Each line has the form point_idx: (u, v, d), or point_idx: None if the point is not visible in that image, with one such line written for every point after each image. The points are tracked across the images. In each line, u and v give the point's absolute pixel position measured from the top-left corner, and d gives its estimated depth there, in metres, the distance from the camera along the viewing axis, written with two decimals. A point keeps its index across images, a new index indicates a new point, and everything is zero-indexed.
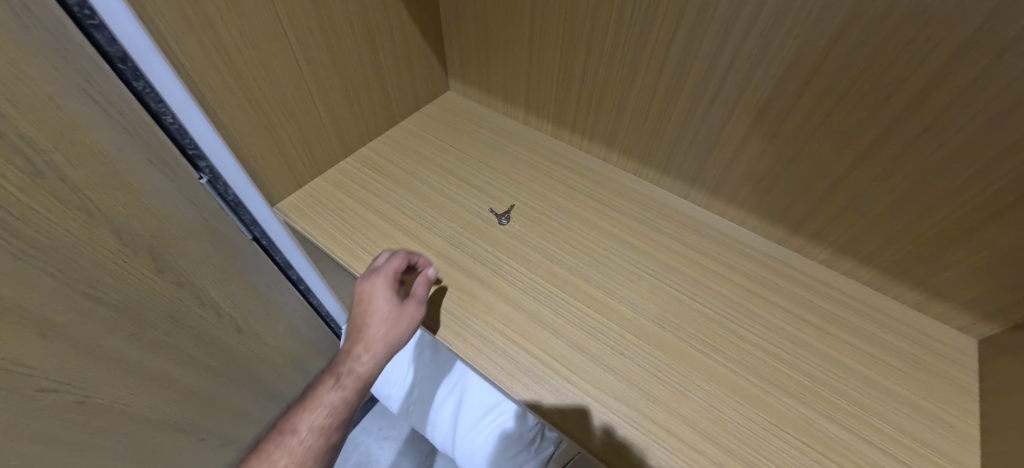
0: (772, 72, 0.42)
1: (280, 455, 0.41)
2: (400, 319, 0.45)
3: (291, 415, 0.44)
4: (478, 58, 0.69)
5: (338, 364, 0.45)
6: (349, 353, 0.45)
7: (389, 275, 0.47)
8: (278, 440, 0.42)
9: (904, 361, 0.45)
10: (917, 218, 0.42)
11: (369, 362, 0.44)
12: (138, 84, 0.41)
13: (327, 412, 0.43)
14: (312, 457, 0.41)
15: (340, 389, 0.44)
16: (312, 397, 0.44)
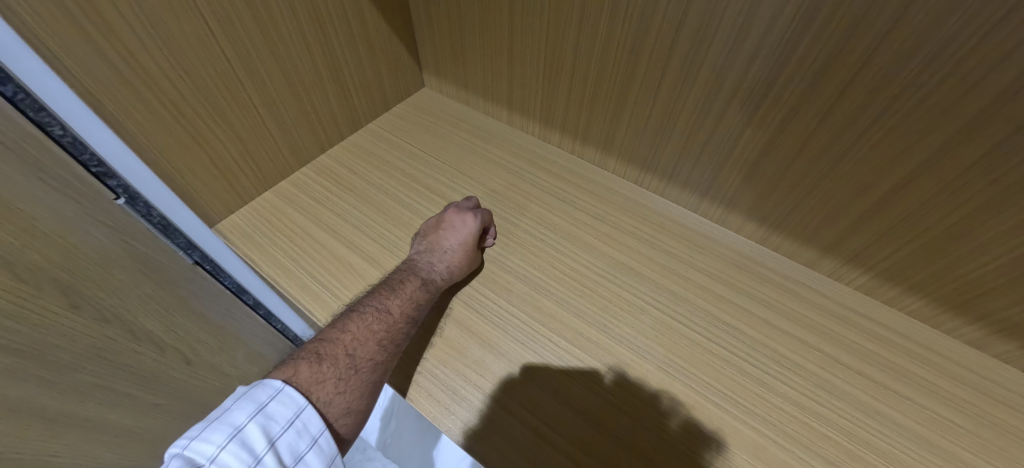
0: (807, 64, 0.33)
1: (329, 367, 0.34)
2: (465, 267, 0.45)
3: (337, 331, 0.36)
4: (453, 50, 0.60)
5: (394, 293, 0.40)
6: (409, 283, 0.41)
7: (463, 223, 0.46)
8: (325, 353, 0.34)
9: (963, 415, 0.37)
10: (982, 245, 0.33)
11: (429, 303, 0.41)
12: (8, 88, 0.31)
13: (385, 343, 0.36)
14: (363, 393, 0.34)
15: (403, 320, 0.38)
16: (361, 316, 0.37)
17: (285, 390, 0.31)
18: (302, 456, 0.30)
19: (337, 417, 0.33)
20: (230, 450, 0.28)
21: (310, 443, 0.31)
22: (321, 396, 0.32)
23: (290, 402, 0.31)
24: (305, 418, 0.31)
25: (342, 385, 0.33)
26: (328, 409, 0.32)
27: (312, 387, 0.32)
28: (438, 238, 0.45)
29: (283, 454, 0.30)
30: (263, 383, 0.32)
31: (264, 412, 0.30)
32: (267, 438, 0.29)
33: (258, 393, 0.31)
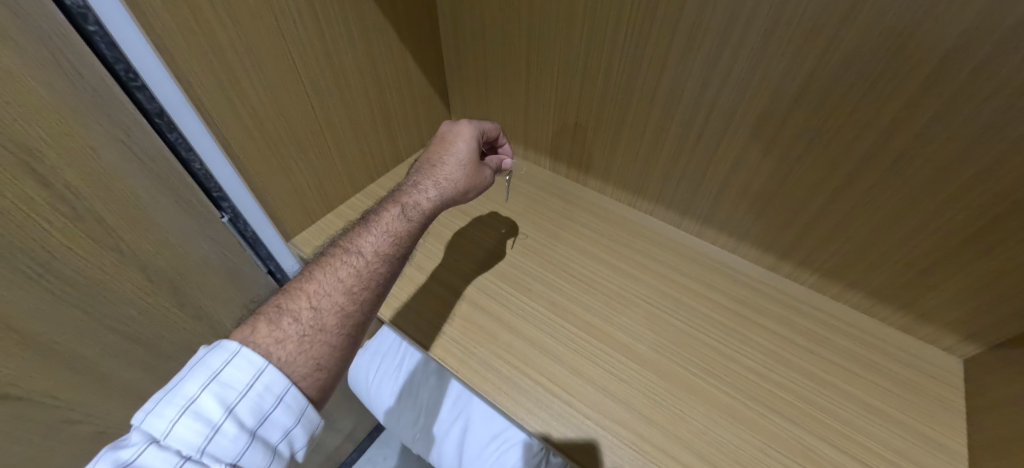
0: (751, 114, 0.45)
1: (290, 325, 0.36)
2: (451, 194, 0.49)
3: (301, 285, 0.38)
4: (479, 98, 0.73)
5: (364, 237, 0.42)
6: (381, 219, 0.44)
7: (447, 158, 0.51)
8: (286, 309, 0.36)
9: (896, 383, 0.46)
10: (896, 245, 0.44)
11: (410, 235, 0.44)
12: (172, 135, 0.45)
13: (353, 289, 0.39)
14: (331, 342, 0.36)
15: (375, 260, 0.41)
16: (328, 265, 0.39)
17: (240, 354, 0.34)
18: (266, 412, 0.34)
19: (306, 371, 0.35)
20: (188, 417, 0.32)
21: (276, 401, 0.35)
22: (282, 356, 0.35)
23: (243, 370, 0.34)
24: (265, 380, 0.34)
25: (304, 341, 0.35)
26: (291, 367, 0.35)
27: (271, 349, 0.35)
28: (416, 179, 0.49)
29: (241, 415, 0.34)
30: (215, 353, 0.34)
31: (219, 381, 0.33)
32: (223, 406, 0.33)
33: (210, 362, 0.34)
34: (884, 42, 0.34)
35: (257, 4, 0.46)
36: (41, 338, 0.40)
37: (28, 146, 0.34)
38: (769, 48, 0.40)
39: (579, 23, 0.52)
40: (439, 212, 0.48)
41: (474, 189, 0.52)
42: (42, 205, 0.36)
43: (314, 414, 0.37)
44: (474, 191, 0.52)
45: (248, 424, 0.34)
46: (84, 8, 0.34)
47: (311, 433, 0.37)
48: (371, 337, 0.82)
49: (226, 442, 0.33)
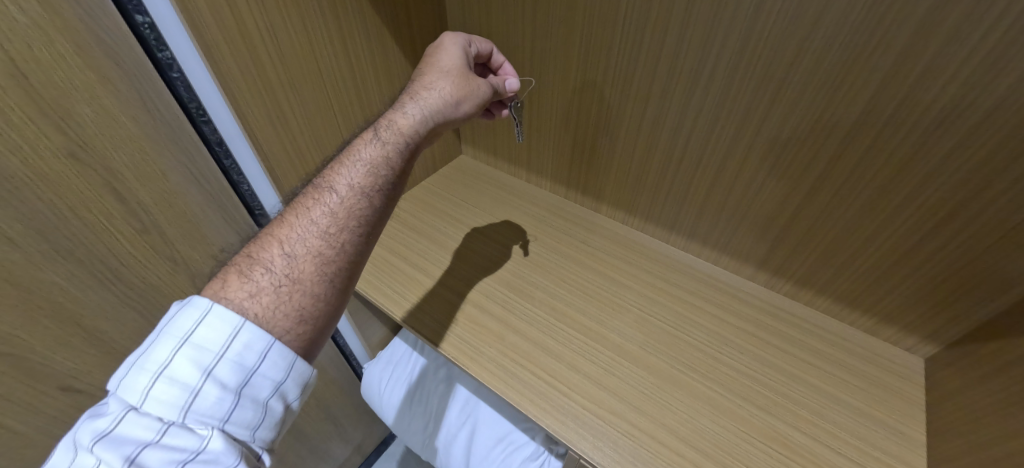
0: (722, 141, 0.53)
1: (262, 276, 0.37)
2: (434, 117, 0.48)
3: (272, 235, 0.39)
4: (486, 128, 0.82)
5: (332, 178, 0.42)
6: (357, 151, 0.44)
7: (427, 83, 0.50)
8: (258, 261, 0.37)
9: (862, 379, 0.51)
10: (853, 254, 0.51)
11: (387, 164, 0.44)
12: (227, 161, 0.54)
13: (326, 233, 0.39)
14: (308, 288, 0.37)
15: (348, 198, 0.41)
16: (298, 212, 0.40)
17: (211, 312, 0.34)
18: (247, 368, 0.35)
19: (286, 321, 0.36)
20: (163, 381, 0.33)
21: (259, 356, 0.35)
22: (257, 308, 0.36)
23: (213, 330, 0.34)
24: (243, 339, 0.34)
25: (280, 290, 0.36)
26: (269, 320, 0.36)
27: (246, 303, 0.36)
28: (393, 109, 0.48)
29: (220, 374, 0.34)
30: (182, 316, 0.34)
31: (190, 344, 0.34)
32: (200, 368, 0.34)
33: (178, 327, 0.34)
34: (824, 82, 0.42)
35: (301, 51, 0.55)
36: (101, 333, 0.48)
37: (114, 171, 0.42)
38: (733, 88, 0.48)
39: (575, 66, 0.61)
40: (423, 139, 0.48)
41: (466, 110, 0.51)
42: (118, 219, 0.44)
43: (304, 366, 0.38)
44: (464, 114, 0.51)
45: (229, 382, 0.34)
46: (171, 60, 0.44)
47: (304, 383, 0.38)
48: (384, 348, 0.89)
49: (212, 399, 0.33)
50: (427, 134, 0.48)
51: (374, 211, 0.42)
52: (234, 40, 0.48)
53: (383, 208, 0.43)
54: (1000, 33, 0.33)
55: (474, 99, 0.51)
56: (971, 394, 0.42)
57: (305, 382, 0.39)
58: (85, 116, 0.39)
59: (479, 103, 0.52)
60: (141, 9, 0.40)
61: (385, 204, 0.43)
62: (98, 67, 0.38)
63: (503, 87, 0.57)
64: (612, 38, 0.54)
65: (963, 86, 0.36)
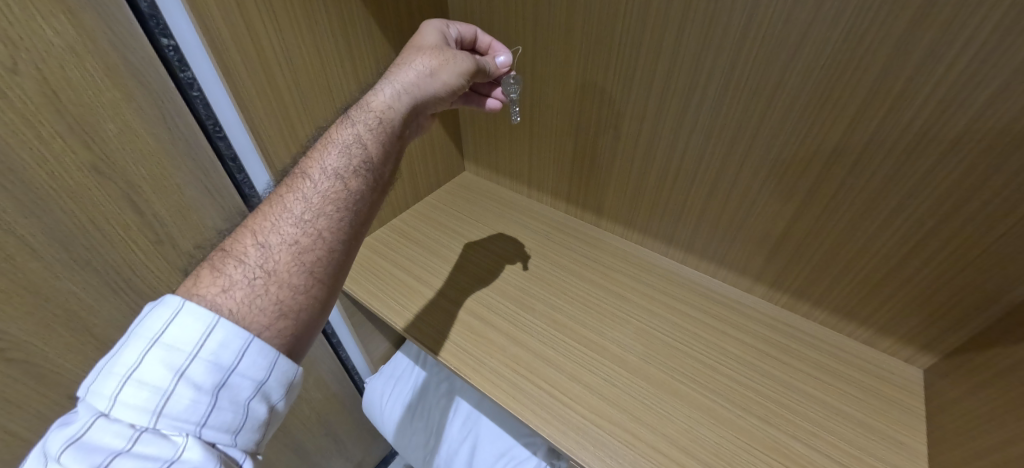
0: (716, 157, 0.55)
1: (235, 270, 0.36)
2: (410, 96, 0.47)
3: (246, 230, 0.39)
4: (488, 145, 0.84)
5: (307, 168, 0.42)
6: (333, 138, 0.44)
7: (403, 62, 0.49)
8: (231, 256, 0.37)
9: (861, 389, 0.52)
10: (846, 265, 0.52)
11: (363, 147, 0.43)
12: (239, 175, 0.56)
13: (300, 222, 0.39)
14: (283, 279, 0.36)
15: (322, 186, 0.41)
16: (274, 204, 0.40)
17: (181, 310, 0.34)
18: (222, 368, 0.34)
19: (262, 316, 0.35)
20: (133, 384, 0.32)
21: (237, 355, 0.34)
22: (231, 303, 0.35)
23: (185, 329, 0.33)
24: (217, 337, 0.33)
25: (255, 284, 0.36)
26: (244, 317, 0.35)
27: (219, 299, 0.35)
28: (369, 94, 0.48)
29: (195, 375, 0.33)
30: (152, 317, 0.34)
31: (162, 345, 0.33)
32: (173, 369, 0.33)
33: (148, 328, 0.34)
34: (810, 99, 0.44)
35: (314, 72, 0.58)
36: (111, 342, 0.49)
37: (133, 183, 0.44)
38: (724, 106, 0.51)
39: (573, 86, 0.64)
40: (401, 118, 0.47)
41: (447, 86, 0.49)
42: (134, 230, 0.46)
43: (287, 363, 0.37)
44: (446, 90, 0.50)
45: (204, 382, 0.33)
46: (192, 80, 0.47)
47: (287, 382, 0.37)
48: (387, 362, 0.89)
49: (187, 401, 0.32)
50: (405, 114, 0.47)
51: (350, 195, 0.41)
52: (252, 62, 0.51)
53: (361, 191, 0.42)
54: (973, 52, 0.34)
55: (455, 68, 0.49)
56: (968, 402, 0.43)
57: (288, 380, 0.38)
58: (110, 131, 0.41)
59: (463, 74, 0.50)
60: (167, 33, 0.43)
61: (363, 186, 0.42)
62: (123, 86, 0.40)
63: (494, 65, 0.56)
64: (609, 58, 0.57)
65: (938, 104, 0.38)
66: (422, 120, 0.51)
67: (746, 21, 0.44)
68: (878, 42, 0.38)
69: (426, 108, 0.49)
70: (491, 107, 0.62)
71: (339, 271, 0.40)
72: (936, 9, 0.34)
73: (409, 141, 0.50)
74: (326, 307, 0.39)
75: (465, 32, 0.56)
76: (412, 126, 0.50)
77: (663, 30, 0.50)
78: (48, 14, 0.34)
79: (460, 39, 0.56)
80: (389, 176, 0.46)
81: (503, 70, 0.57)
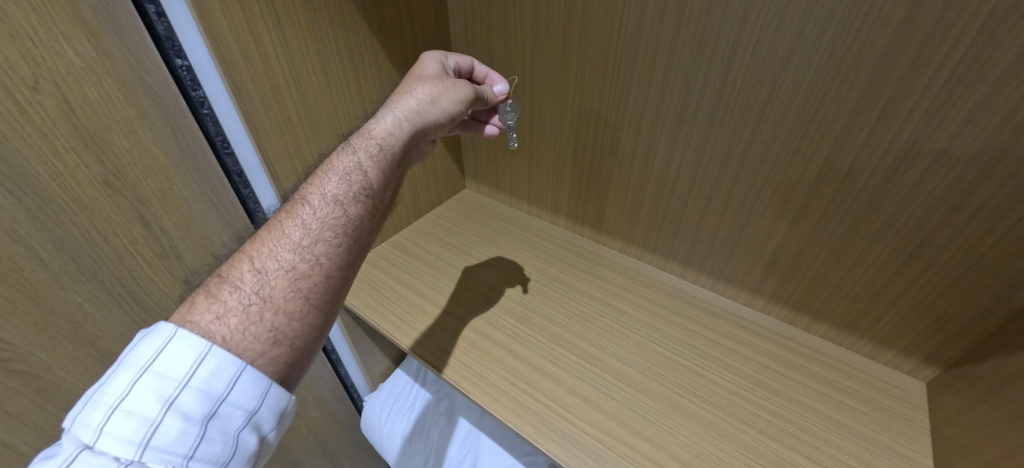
0: (710, 172, 0.56)
1: (230, 296, 0.36)
2: (411, 123, 0.48)
3: (243, 255, 0.39)
4: (488, 163, 0.86)
5: (307, 195, 0.43)
6: (335, 164, 0.45)
7: (405, 90, 0.51)
8: (227, 281, 0.37)
9: (864, 403, 0.51)
10: (843, 277, 0.52)
11: (364, 173, 0.44)
12: (245, 191, 0.57)
13: (298, 248, 0.39)
14: (279, 306, 0.36)
15: (322, 212, 0.41)
16: (273, 230, 0.40)
17: (174, 338, 0.34)
18: (213, 397, 0.33)
19: (256, 343, 0.35)
20: (120, 414, 0.31)
21: (230, 384, 0.34)
22: (225, 330, 0.35)
23: (176, 357, 0.33)
24: (210, 365, 0.33)
25: (250, 311, 0.36)
26: (238, 344, 0.35)
27: (212, 326, 0.35)
28: (371, 121, 0.49)
29: (184, 405, 0.33)
30: (144, 344, 0.34)
31: (152, 373, 0.33)
32: (162, 400, 0.32)
33: (139, 356, 0.33)
34: (798, 116, 0.46)
35: (321, 91, 0.60)
36: (113, 355, 0.49)
37: (142, 197, 0.45)
38: (716, 122, 0.52)
39: (571, 105, 0.66)
40: (402, 144, 0.48)
41: (448, 112, 0.51)
42: (140, 243, 0.47)
43: (280, 392, 0.37)
44: (446, 116, 0.51)
45: (194, 413, 0.33)
46: (203, 98, 0.49)
47: (279, 412, 0.37)
48: (386, 380, 0.88)
49: (174, 432, 0.32)
50: (406, 140, 0.48)
51: (350, 220, 0.41)
52: (260, 81, 0.53)
53: (361, 216, 0.42)
54: (953, 66, 0.36)
55: (454, 97, 0.51)
56: (971, 414, 0.42)
57: (281, 410, 0.37)
58: (122, 147, 0.42)
59: (462, 102, 0.52)
60: (182, 54, 0.45)
61: (363, 211, 0.42)
62: (138, 104, 0.42)
63: (491, 93, 0.58)
64: (605, 77, 0.59)
65: (922, 119, 0.39)
66: (424, 146, 0.52)
67: (735, 41, 0.46)
68: (861, 58, 0.40)
69: (427, 135, 0.51)
70: (489, 133, 0.63)
71: (336, 297, 0.40)
72: (915, 26, 0.36)
73: (410, 166, 0.51)
74: (322, 335, 0.39)
75: (462, 63, 0.59)
76: (414, 151, 0.50)
77: (656, 50, 0.52)
78: (71, 36, 0.36)
79: (458, 69, 0.59)
80: (389, 201, 0.46)
81: (500, 97, 0.60)
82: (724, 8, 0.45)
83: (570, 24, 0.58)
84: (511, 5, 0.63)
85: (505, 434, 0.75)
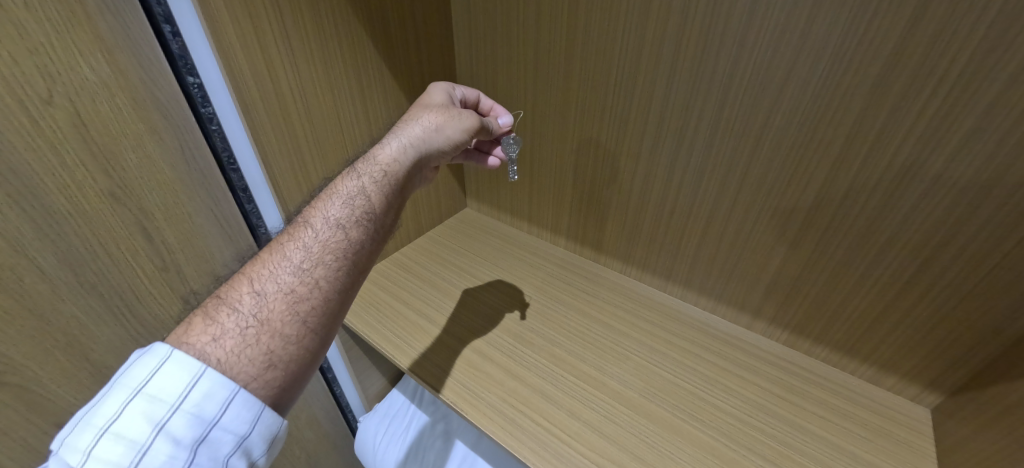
0: (709, 194, 0.57)
1: (228, 319, 0.36)
2: (416, 149, 0.49)
3: (243, 277, 0.38)
4: (489, 183, 0.87)
5: (309, 218, 0.43)
6: (338, 188, 0.45)
7: (411, 117, 0.52)
8: (225, 303, 0.37)
9: (869, 430, 0.50)
10: (843, 301, 0.52)
11: (367, 197, 0.44)
12: (249, 206, 0.58)
13: (299, 271, 0.39)
14: (276, 330, 0.36)
15: (323, 235, 0.41)
16: (273, 253, 0.40)
17: (169, 359, 0.33)
18: (204, 421, 0.33)
19: (250, 366, 0.35)
20: (109, 438, 0.31)
21: (223, 407, 0.33)
22: (220, 353, 0.34)
23: (169, 380, 0.33)
24: (203, 388, 0.33)
25: (247, 334, 0.35)
26: (232, 368, 0.34)
27: (208, 348, 0.34)
28: (377, 147, 0.50)
29: (174, 429, 0.32)
30: (138, 365, 0.33)
31: (144, 395, 0.32)
32: (153, 423, 0.32)
33: (132, 378, 0.33)
34: (795, 141, 0.47)
35: (328, 111, 0.62)
36: (107, 370, 0.48)
37: (146, 211, 0.46)
38: (715, 146, 0.53)
39: (572, 127, 0.67)
40: (406, 170, 0.48)
41: (452, 139, 0.52)
42: (142, 256, 0.47)
43: (272, 416, 0.36)
44: (450, 143, 0.52)
45: (184, 437, 0.32)
46: (213, 115, 0.50)
47: (270, 438, 0.36)
48: (381, 400, 0.87)
49: (162, 458, 0.31)
50: (410, 166, 0.49)
51: (351, 244, 0.41)
52: (269, 100, 0.54)
53: (362, 240, 0.42)
54: (943, 95, 0.37)
55: (458, 124, 0.52)
56: (979, 441, 0.42)
57: (272, 435, 0.36)
58: (131, 161, 0.43)
59: (467, 130, 0.53)
60: (194, 72, 0.46)
61: (364, 235, 0.42)
62: (149, 120, 0.43)
63: (496, 125, 0.60)
64: (605, 102, 0.61)
65: (916, 146, 0.40)
66: (426, 172, 0.53)
67: (732, 68, 0.47)
68: (853, 87, 0.41)
69: (430, 161, 0.51)
70: (491, 164, 0.64)
71: (333, 320, 0.39)
72: (906, 55, 0.38)
73: (412, 191, 0.51)
74: (317, 360, 0.38)
75: (469, 95, 0.60)
76: (417, 177, 0.51)
77: (654, 78, 0.54)
78: (88, 53, 0.37)
79: (464, 100, 0.60)
80: (390, 226, 0.46)
81: (504, 129, 0.61)
82: (722, 37, 0.46)
83: (571, 51, 0.60)
84: (515, 32, 0.65)
85: (503, 458, 0.73)
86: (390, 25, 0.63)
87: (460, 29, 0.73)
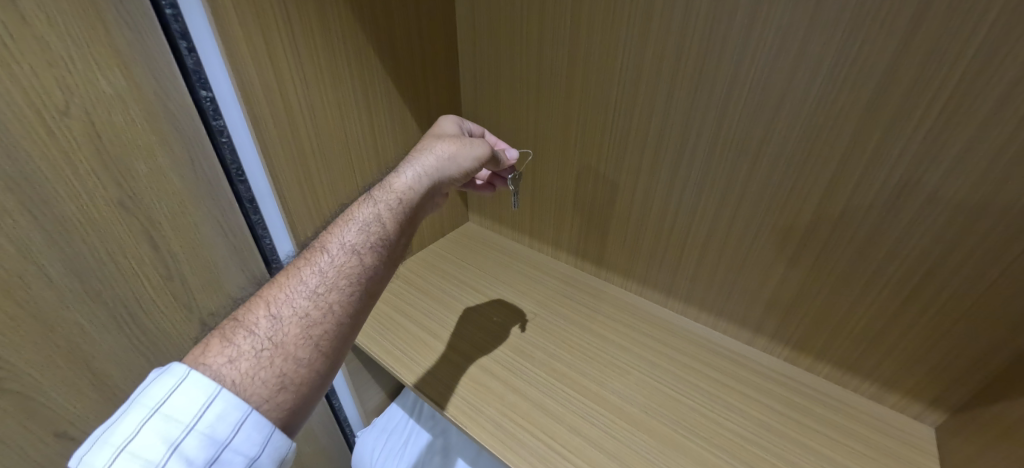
0: (709, 208, 0.58)
1: (244, 341, 0.36)
2: (430, 177, 0.49)
3: (259, 300, 0.39)
4: (490, 198, 0.88)
5: (325, 242, 0.43)
6: (354, 215, 0.45)
7: (425, 147, 0.53)
8: (241, 326, 0.37)
9: (873, 448, 0.50)
10: (843, 317, 0.52)
11: (382, 224, 0.44)
12: (255, 217, 0.58)
13: (313, 295, 0.39)
14: (289, 353, 0.36)
15: (338, 260, 0.41)
16: (288, 278, 0.40)
17: (186, 379, 0.34)
18: (216, 443, 0.33)
19: (263, 389, 0.35)
20: (125, 457, 0.31)
21: (235, 428, 0.33)
22: (235, 374, 0.35)
23: (185, 400, 0.33)
24: (217, 410, 0.33)
25: (262, 358, 0.35)
26: (246, 391, 0.34)
27: (223, 369, 0.35)
28: (392, 174, 0.50)
29: (188, 450, 0.32)
30: (156, 384, 0.33)
31: (160, 415, 0.33)
32: (167, 445, 0.32)
33: (150, 397, 0.33)
34: (792, 158, 0.48)
35: (335, 125, 0.63)
36: (108, 378, 0.48)
37: (154, 219, 0.46)
38: (715, 162, 0.54)
39: (573, 142, 0.68)
40: (420, 198, 0.48)
41: (464, 167, 0.52)
42: (147, 265, 0.47)
43: (281, 438, 0.35)
44: (462, 171, 0.52)
45: (195, 460, 0.32)
46: (223, 127, 0.51)
47: (280, 459, 0.36)
48: (379, 415, 0.86)
49: None
50: (424, 193, 0.49)
51: (365, 270, 0.41)
52: (279, 115, 0.55)
53: (375, 266, 0.42)
54: (936, 113, 0.39)
55: (471, 154, 0.52)
56: (984, 456, 0.41)
57: (281, 457, 0.35)
58: (141, 171, 0.44)
59: (478, 158, 0.53)
60: (207, 86, 0.48)
61: (378, 261, 0.42)
62: (161, 131, 0.44)
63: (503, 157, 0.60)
64: (606, 119, 0.62)
65: (912, 163, 0.41)
66: (438, 198, 0.53)
67: (729, 87, 0.49)
68: (849, 106, 0.42)
69: (442, 188, 0.51)
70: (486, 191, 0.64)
71: (345, 344, 0.39)
72: (898, 76, 0.39)
73: (425, 217, 0.51)
74: (327, 383, 0.38)
75: (475, 130, 0.63)
76: (429, 204, 0.51)
77: (654, 96, 0.55)
78: (107, 68, 0.39)
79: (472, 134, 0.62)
80: (403, 252, 0.46)
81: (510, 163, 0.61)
82: (720, 58, 0.48)
83: (573, 69, 0.61)
84: (519, 51, 0.67)
85: None
86: (398, 44, 0.65)
87: (465, 48, 0.74)
